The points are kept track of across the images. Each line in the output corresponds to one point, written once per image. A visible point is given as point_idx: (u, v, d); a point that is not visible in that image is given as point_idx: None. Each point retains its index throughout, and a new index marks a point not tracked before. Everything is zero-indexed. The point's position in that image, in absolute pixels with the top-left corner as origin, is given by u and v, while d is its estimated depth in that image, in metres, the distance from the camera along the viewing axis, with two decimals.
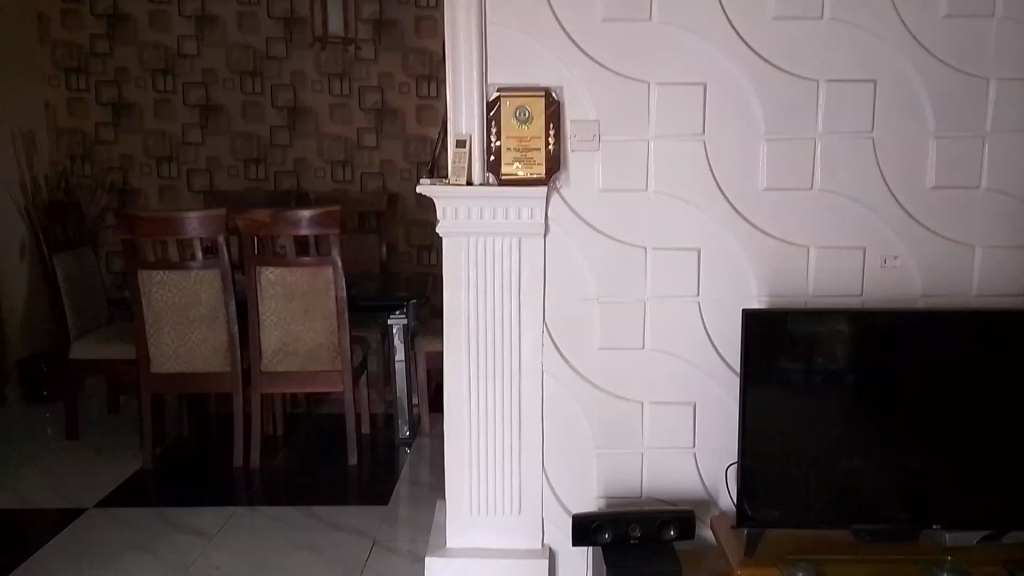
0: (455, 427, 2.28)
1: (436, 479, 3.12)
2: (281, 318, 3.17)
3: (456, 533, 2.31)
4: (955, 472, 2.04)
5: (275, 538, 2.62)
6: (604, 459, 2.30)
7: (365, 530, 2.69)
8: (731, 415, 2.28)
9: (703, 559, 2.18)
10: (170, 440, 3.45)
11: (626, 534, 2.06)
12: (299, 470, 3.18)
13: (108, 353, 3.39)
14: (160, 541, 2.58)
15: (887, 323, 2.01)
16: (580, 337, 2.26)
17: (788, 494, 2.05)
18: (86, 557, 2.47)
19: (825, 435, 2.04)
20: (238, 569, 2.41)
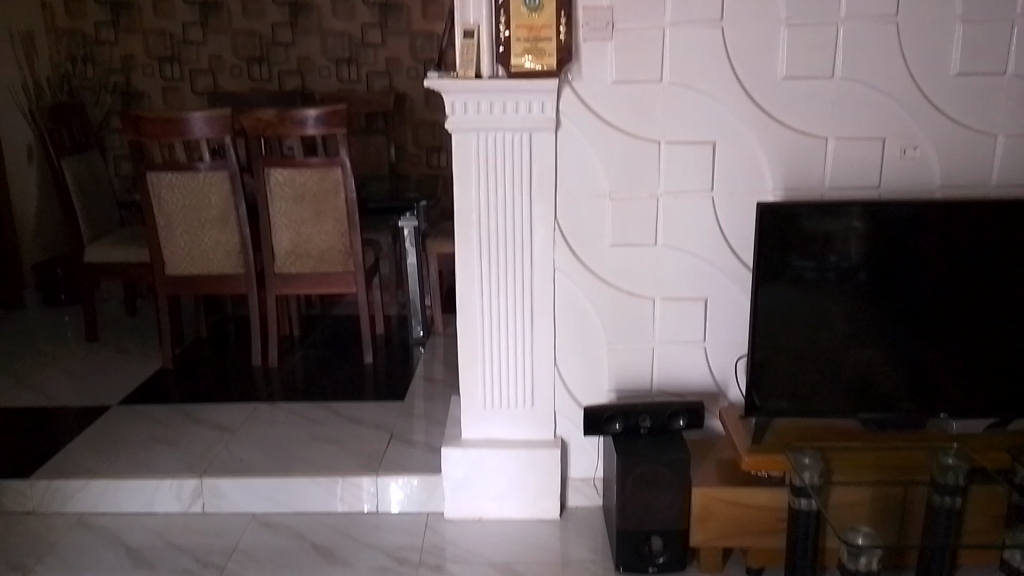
0: (468, 324, 2.31)
1: (450, 376, 3.18)
2: (291, 220, 3.16)
3: (470, 426, 2.37)
4: (963, 363, 2.06)
5: (295, 432, 2.70)
6: (616, 353, 2.32)
7: (383, 424, 2.77)
8: (742, 310, 2.29)
9: (711, 448, 2.23)
10: (189, 341, 3.52)
11: (635, 425, 2.11)
12: (316, 369, 3.25)
13: (122, 256, 3.41)
14: (184, 435, 2.67)
15: (902, 215, 1.98)
16: (592, 234, 2.25)
17: (796, 385, 2.08)
18: (114, 451, 2.56)
19: (836, 328, 2.05)
20: (261, 460, 2.50)
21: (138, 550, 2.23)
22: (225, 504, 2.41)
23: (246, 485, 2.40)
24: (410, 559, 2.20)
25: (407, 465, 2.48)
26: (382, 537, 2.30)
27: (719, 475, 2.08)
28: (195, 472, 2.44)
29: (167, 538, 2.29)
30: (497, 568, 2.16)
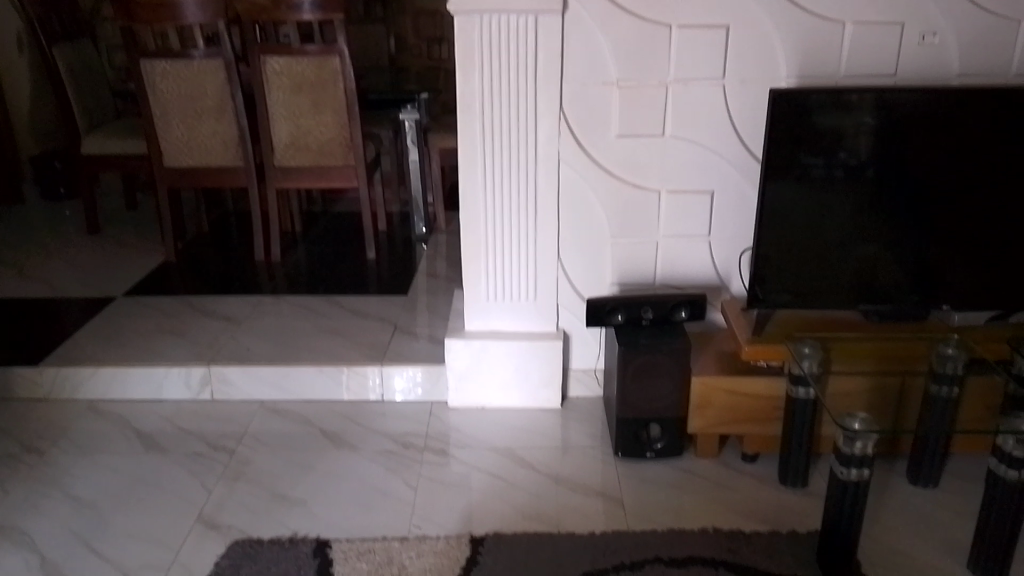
0: (471, 216, 2.28)
1: (453, 272, 3.19)
2: (290, 112, 3.09)
3: (474, 317, 2.39)
4: (969, 254, 2.04)
5: (300, 324, 2.73)
6: (620, 246, 2.31)
7: (386, 317, 2.80)
8: (749, 202, 2.26)
9: (712, 340, 2.25)
10: (191, 235, 3.51)
11: (637, 317, 2.12)
12: (319, 263, 3.25)
13: (119, 148, 3.36)
14: (190, 326, 2.70)
15: (918, 104, 1.92)
16: (598, 123, 2.19)
17: (800, 278, 2.07)
18: (121, 341, 2.59)
19: (843, 221, 2.02)
20: (267, 350, 2.54)
21: (150, 434, 2.29)
22: (232, 391, 2.46)
23: (252, 373, 2.44)
24: (415, 444, 2.26)
25: (411, 356, 2.52)
26: (387, 424, 2.36)
27: (719, 365, 2.10)
28: (202, 360, 2.47)
29: (177, 423, 2.34)
30: (499, 454, 2.22)
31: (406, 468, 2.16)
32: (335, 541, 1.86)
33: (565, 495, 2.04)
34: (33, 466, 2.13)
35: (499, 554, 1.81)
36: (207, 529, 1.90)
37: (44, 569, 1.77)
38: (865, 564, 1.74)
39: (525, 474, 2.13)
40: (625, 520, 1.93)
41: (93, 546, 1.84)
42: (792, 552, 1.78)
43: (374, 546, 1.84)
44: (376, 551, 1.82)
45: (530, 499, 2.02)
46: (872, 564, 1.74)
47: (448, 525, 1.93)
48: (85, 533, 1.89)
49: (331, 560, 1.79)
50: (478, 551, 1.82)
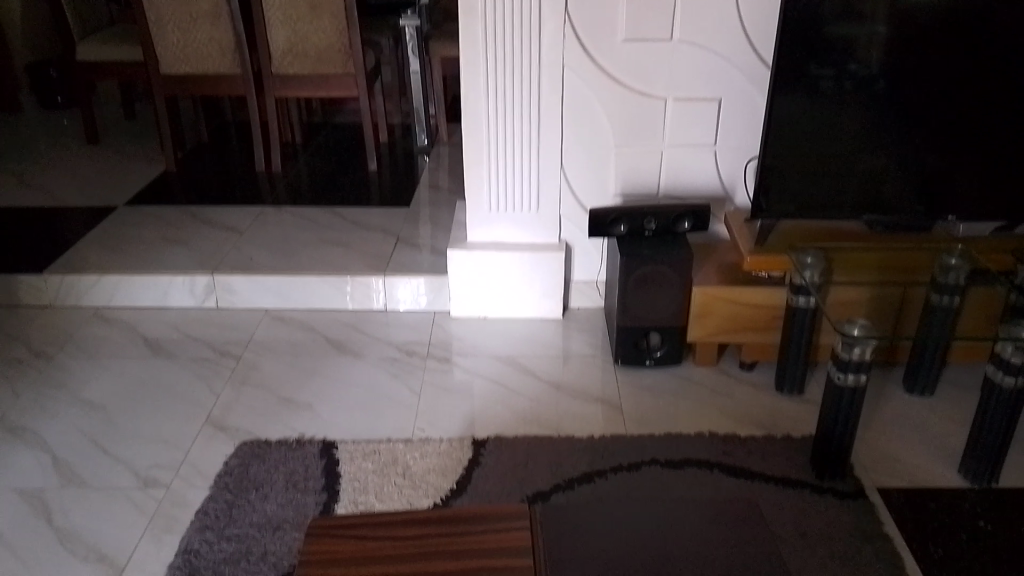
0: (473, 124, 2.25)
1: (455, 185, 3.16)
2: (288, 16, 3.01)
3: (476, 228, 2.38)
4: (978, 165, 2.02)
5: (303, 235, 2.73)
6: (624, 156, 2.28)
7: (389, 229, 2.79)
8: (756, 111, 2.22)
9: (714, 251, 2.25)
10: (190, 145, 3.47)
11: (640, 227, 2.11)
12: (321, 175, 3.23)
13: (115, 55, 3.28)
14: (193, 236, 2.70)
15: (934, 9, 1.86)
16: (605, 28, 2.13)
17: (805, 189, 2.05)
18: (124, 249, 2.60)
19: (851, 131, 1.99)
20: (270, 260, 2.55)
21: (156, 340, 2.32)
22: (237, 300, 2.49)
23: (256, 282, 2.46)
24: (418, 352, 2.29)
25: (414, 266, 2.53)
26: (391, 333, 2.39)
27: (720, 275, 2.11)
28: (205, 269, 2.48)
29: (183, 330, 2.37)
30: (501, 362, 2.25)
31: (410, 374, 2.19)
32: (341, 442, 1.90)
33: (565, 400, 2.08)
34: (43, 369, 2.17)
35: (501, 455, 1.86)
36: (215, 431, 1.95)
37: (58, 466, 1.83)
38: (858, 467, 1.79)
39: (526, 380, 2.17)
40: (623, 425, 1.97)
41: (105, 445, 1.89)
42: (786, 455, 1.82)
43: (378, 448, 1.88)
44: (381, 452, 1.87)
45: (531, 405, 2.07)
46: (864, 468, 1.78)
47: (451, 428, 1.98)
48: (96, 434, 1.93)
49: (337, 460, 1.84)
50: (480, 453, 1.86)
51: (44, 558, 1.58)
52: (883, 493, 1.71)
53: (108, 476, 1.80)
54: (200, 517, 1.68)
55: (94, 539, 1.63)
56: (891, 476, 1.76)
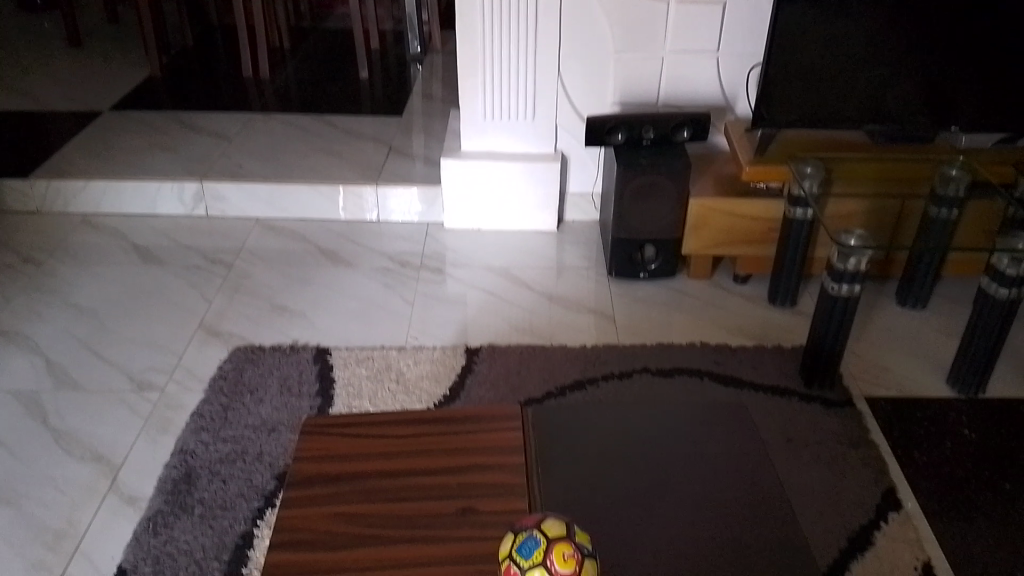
0: (468, 27, 2.17)
1: (449, 94, 3.08)
2: None
3: (470, 137, 2.33)
4: (985, 75, 1.96)
5: (294, 143, 2.67)
6: (623, 63, 2.22)
7: (381, 138, 2.73)
8: (761, 16, 2.14)
9: (713, 163, 2.21)
10: (175, 50, 3.35)
11: (638, 138, 2.07)
12: (310, 82, 3.14)
13: None
14: (181, 142, 2.64)
15: None
16: None
17: (808, 98, 2.00)
18: (110, 155, 2.54)
19: (858, 38, 1.92)
20: (260, 167, 2.50)
21: (146, 247, 2.29)
22: (227, 208, 2.45)
23: (246, 190, 2.42)
24: (412, 263, 2.28)
25: (407, 176, 2.49)
26: (384, 243, 2.37)
27: (717, 187, 2.08)
28: (194, 176, 2.44)
29: (173, 237, 2.35)
30: (495, 273, 2.24)
31: (402, 284, 2.19)
32: (334, 349, 1.91)
33: (559, 311, 2.08)
34: (32, 275, 2.15)
35: (494, 363, 1.87)
36: (209, 337, 1.95)
37: (52, 369, 1.83)
38: (848, 377, 1.81)
39: (520, 291, 2.17)
40: (615, 335, 1.98)
41: (98, 350, 1.89)
42: (777, 365, 1.84)
43: (372, 355, 1.89)
44: (375, 359, 1.88)
45: (525, 315, 2.07)
46: (853, 377, 1.81)
47: (445, 337, 1.98)
48: (88, 338, 1.93)
49: (331, 366, 1.85)
50: (474, 361, 1.87)
51: (42, 457, 1.60)
52: (871, 402, 1.74)
53: (102, 379, 1.81)
54: (195, 419, 1.69)
55: (91, 440, 1.65)
56: (879, 386, 1.79)
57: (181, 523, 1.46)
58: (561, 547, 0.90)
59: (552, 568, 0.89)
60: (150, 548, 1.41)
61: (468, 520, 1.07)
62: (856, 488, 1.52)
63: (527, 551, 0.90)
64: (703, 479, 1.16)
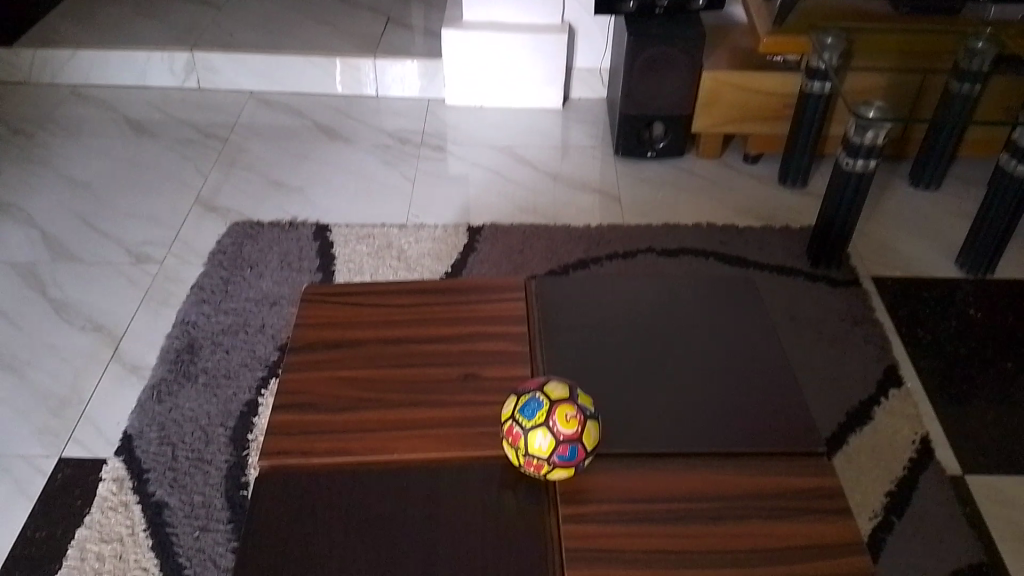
0: None
1: None
2: None
3: (472, 6, 2.22)
4: None
5: (288, 13, 2.54)
6: None
7: (379, 9, 2.60)
8: None
9: (728, 35, 2.10)
10: None
11: (652, 4, 1.95)
12: None
13: None
14: (169, 10, 2.51)
15: None
16: None
17: None
18: (96, 23, 2.43)
19: None
20: (253, 38, 2.40)
21: (139, 120, 2.23)
22: (220, 80, 2.36)
23: (239, 62, 2.33)
24: (412, 140, 2.21)
25: (406, 49, 2.38)
26: (383, 120, 2.29)
27: (732, 60, 1.99)
28: (184, 46, 2.34)
29: (166, 111, 2.27)
30: (497, 151, 2.18)
31: (402, 161, 2.13)
32: (334, 226, 1.88)
33: (563, 190, 2.04)
34: (23, 147, 2.10)
35: (496, 243, 1.83)
36: (207, 212, 1.92)
37: (48, 241, 1.81)
38: (855, 258, 1.79)
39: (523, 170, 2.11)
40: (620, 215, 1.95)
41: (93, 224, 1.87)
42: (784, 246, 1.81)
43: (373, 232, 1.86)
44: (375, 237, 1.85)
45: (528, 195, 2.02)
46: (861, 258, 1.79)
47: (446, 216, 1.94)
48: (84, 212, 1.90)
49: (331, 242, 1.82)
50: (476, 240, 1.84)
51: (44, 327, 1.60)
52: (877, 282, 1.73)
53: (100, 252, 1.79)
54: (196, 292, 1.68)
55: (91, 311, 1.64)
56: (887, 266, 1.77)
57: (185, 392, 1.47)
58: (564, 409, 0.90)
59: (555, 428, 0.89)
60: (155, 415, 1.43)
61: (470, 385, 1.07)
62: (858, 366, 1.53)
63: (530, 412, 0.91)
64: (707, 350, 1.15)
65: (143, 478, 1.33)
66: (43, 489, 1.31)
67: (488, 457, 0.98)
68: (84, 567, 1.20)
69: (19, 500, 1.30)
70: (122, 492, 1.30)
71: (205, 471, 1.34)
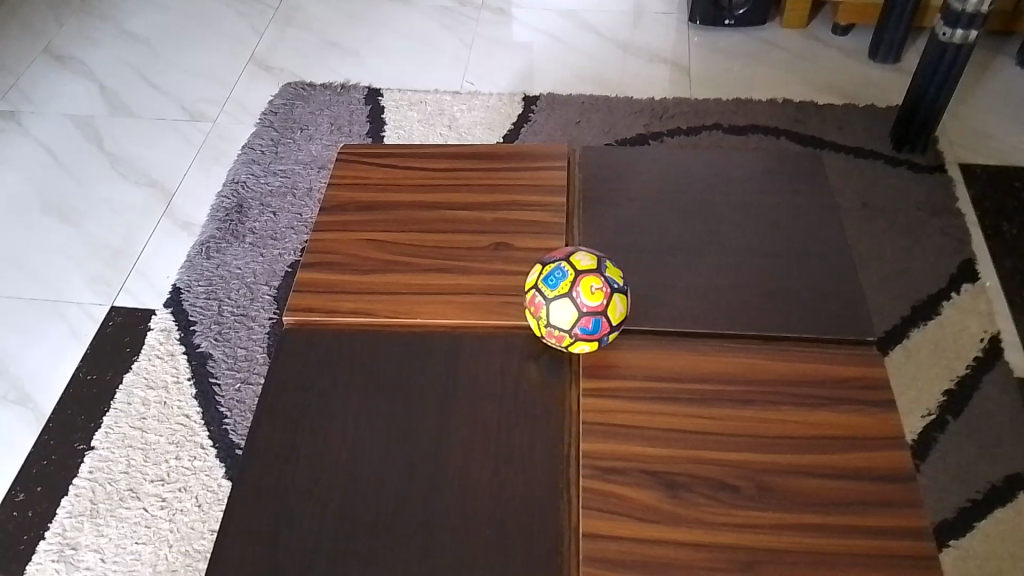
0: None
1: None
2: None
3: None
4: None
5: None
6: None
7: None
8: None
9: None
10: None
11: None
12: None
13: None
14: None
15: None
16: None
17: None
18: None
19: None
20: None
21: None
22: None
23: None
24: (472, 2, 2.10)
25: None
26: None
27: None
28: None
29: None
30: (562, 17, 2.05)
31: (461, 25, 2.03)
32: (387, 91, 1.82)
33: (629, 60, 1.91)
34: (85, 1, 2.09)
35: (552, 113, 1.74)
36: (261, 71, 1.88)
37: (107, 95, 1.82)
38: (942, 144, 1.63)
39: (587, 37, 1.99)
40: (688, 88, 1.82)
41: (151, 80, 1.86)
42: (864, 127, 1.66)
43: (425, 98, 1.79)
44: (428, 103, 1.78)
45: (591, 64, 1.90)
46: (950, 144, 1.63)
47: (502, 83, 1.85)
48: (141, 67, 1.89)
49: (382, 107, 1.77)
50: (531, 110, 1.75)
51: (100, 179, 1.63)
52: (965, 170, 1.58)
53: (156, 107, 1.79)
54: (247, 152, 1.67)
55: (146, 166, 1.66)
56: (978, 154, 1.62)
57: (232, 249, 1.49)
58: (589, 280, 0.86)
59: (579, 299, 0.85)
60: (203, 271, 1.45)
61: (500, 255, 1.03)
62: (929, 261, 1.42)
63: (553, 281, 0.86)
64: (759, 230, 1.08)
65: (189, 329, 1.37)
66: (95, 335, 1.37)
67: (512, 327, 0.96)
68: (132, 411, 1.26)
69: (74, 343, 1.36)
70: (169, 342, 1.35)
71: (249, 326, 1.37)
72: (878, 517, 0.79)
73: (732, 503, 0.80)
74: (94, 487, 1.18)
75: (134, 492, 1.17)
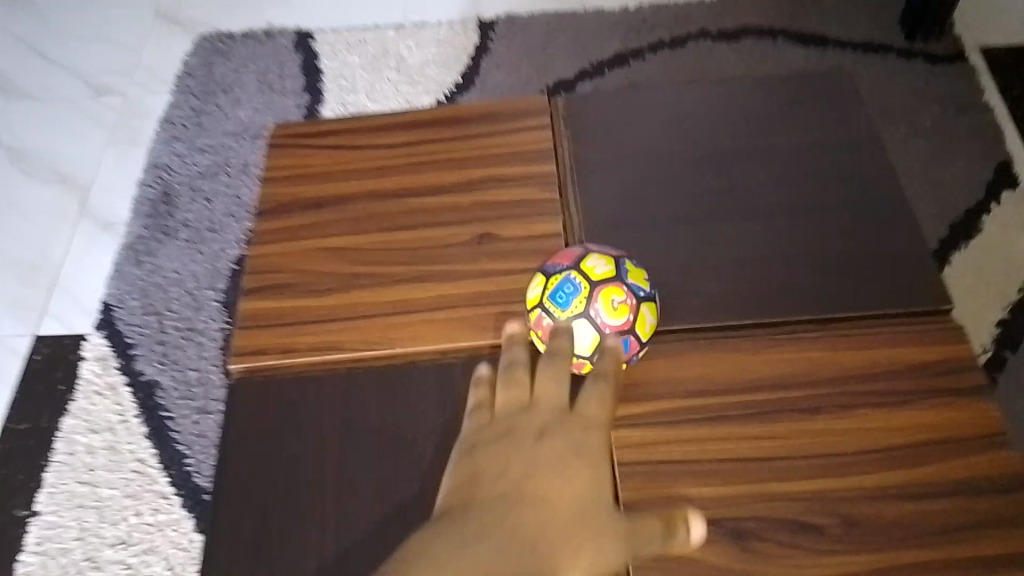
0: None
1: None
2: None
3: None
4: None
5: None
6: None
7: None
8: None
9: None
10: None
11: None
12: None
13: None
14: None
15: None
16: None
17: None
18: None
19: None
20: None
21: None
22: None
23: None
24: None
25: None
26: None
27: None
28: None
29: None
30: None
31: None
32: (318, 33, 1.56)
33: None
34: None
35: (513, 39, 1.50)
36: (168, 25, 1.60)
37: None
38: (959, 27, 1.43)
39: None
40: None
41: (40, 50, 1.58)
42: (870, 17, 1.45)
43: (364, 37, 1.54)
44: (368, 43, 1.53)
45: None
46: (967, 25, 1.43)
47: (449, 8, 1.60)
48: (27, 37, 1.61)
49: (315, 54, 1.52)
50: (488, 38, 1.51)
51: None
52: (987, 56, 1.39)
53: (52, 85, 1.52)
54: (166, 129, 1.43)
55: (51, 158, 1.42)
56: (999, 34, 1.42)
57: (165, 249, 1.27)
58: (609, 292, 0.69)
59: (598, 318, 0.69)
60: (134, 280, 1.24)
61: (485, 249, 0.84)
62: (962, 170, 1.25)
63: (564, 298, 0.69)
64: (794, 176, 0.88)
65: (129, 354, 1.17)
66: (21, 375, 1.17)
67: None
68: (76, 463, 1.08)
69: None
70: (107, 373, 1.16)
71: (198, 342, 1.17)
72: (993, 543, 0.65)
73: (815, 550, 0.65)
74: (46, 562, 1.01)
75: (93, 562, 1.00)
